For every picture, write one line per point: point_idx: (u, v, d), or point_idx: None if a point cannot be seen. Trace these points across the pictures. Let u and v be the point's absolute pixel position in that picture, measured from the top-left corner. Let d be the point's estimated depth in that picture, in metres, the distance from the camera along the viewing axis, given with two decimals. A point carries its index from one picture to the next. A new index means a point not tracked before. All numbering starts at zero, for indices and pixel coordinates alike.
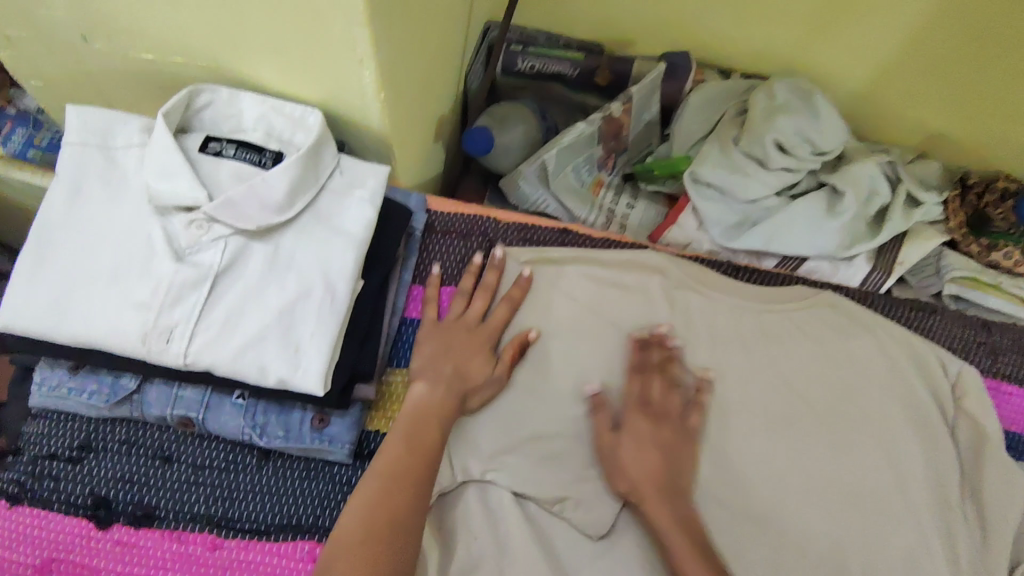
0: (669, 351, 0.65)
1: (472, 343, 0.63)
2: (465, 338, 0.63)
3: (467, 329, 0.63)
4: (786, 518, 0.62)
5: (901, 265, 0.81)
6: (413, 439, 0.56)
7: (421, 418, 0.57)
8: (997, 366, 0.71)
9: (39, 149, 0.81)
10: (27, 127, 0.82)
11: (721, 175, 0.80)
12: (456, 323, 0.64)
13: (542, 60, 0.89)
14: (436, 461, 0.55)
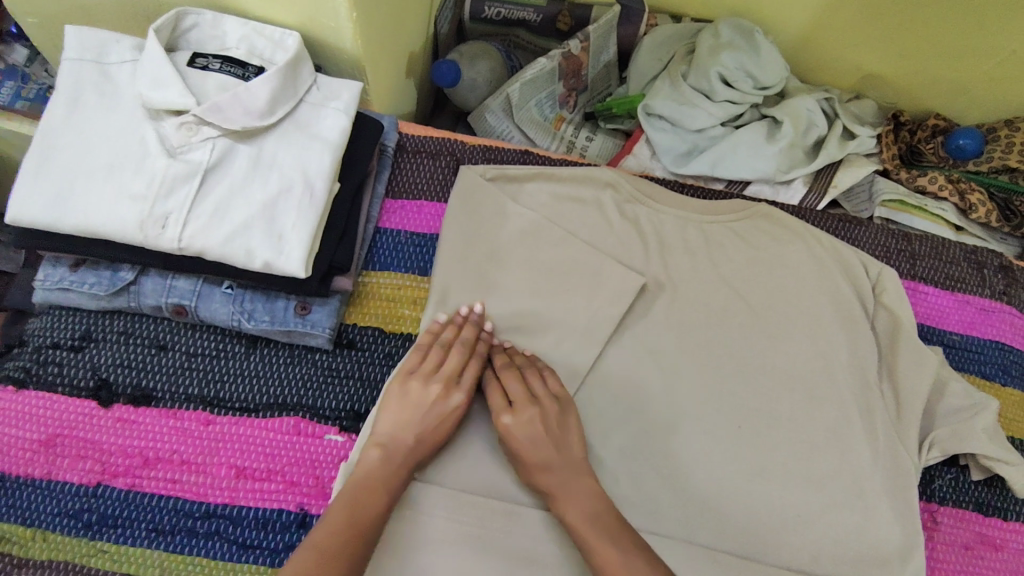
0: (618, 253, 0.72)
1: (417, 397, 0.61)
2: (427, 399, 0.61)
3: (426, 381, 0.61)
4: (724, 396, 0.70)
5: (834, 188, 0.89)
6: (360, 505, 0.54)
7: (370, 484, 0.56)
8: (915, 270, 0.79)
9: (28, 100, 0.86)
10: (15, 80, 0.88)
11: (671, 107, 0.88)
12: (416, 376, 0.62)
13: (507, 6, 0.96)
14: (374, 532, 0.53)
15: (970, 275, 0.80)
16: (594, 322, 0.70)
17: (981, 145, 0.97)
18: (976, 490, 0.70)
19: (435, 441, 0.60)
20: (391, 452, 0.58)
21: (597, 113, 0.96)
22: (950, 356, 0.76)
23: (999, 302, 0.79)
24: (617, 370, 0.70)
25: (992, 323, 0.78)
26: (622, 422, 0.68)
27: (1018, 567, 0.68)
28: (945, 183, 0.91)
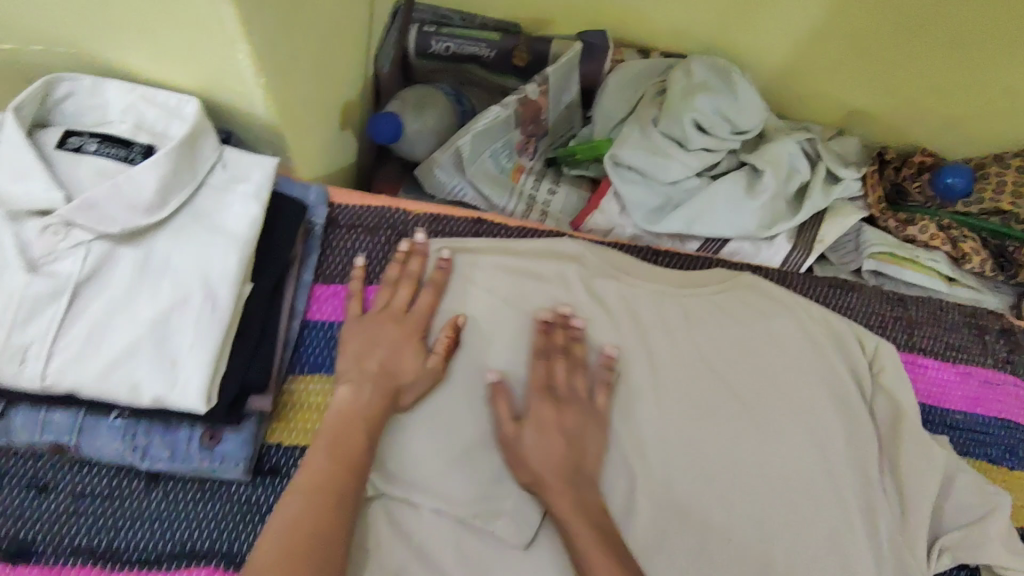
0: (572, 332, 0.63)
1: (382, 330, 0.60)
2: (395, 332, 0.60)
3: (393, 321, 0.60)
4: (709, 503, 0.61)
5: (820, 244, 0.81)
6: (341, 445, 0.53)
7: (342, 418, 0.55)
8: (913, 340, 0.72)
9: None
10: None
11: (640, 157, 0.79)
12: (382, 315, 0.61)
13: (456, 41, 0.86)
14: (362, 469, 0.53)
15: (972, 342, 0.73)
16: None
17: (971, 184, 0.89)
18: None
19: (410, 368, 0.58)
20: (360, 381, 0.57)
21: (560, 160, 0.86)
22: (954, 440, 0.69)
23: (1003, 373, 0.72)
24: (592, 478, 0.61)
25: (998, 399, 0.70)
26: None
27: None
28: (936, 232, 0.84)
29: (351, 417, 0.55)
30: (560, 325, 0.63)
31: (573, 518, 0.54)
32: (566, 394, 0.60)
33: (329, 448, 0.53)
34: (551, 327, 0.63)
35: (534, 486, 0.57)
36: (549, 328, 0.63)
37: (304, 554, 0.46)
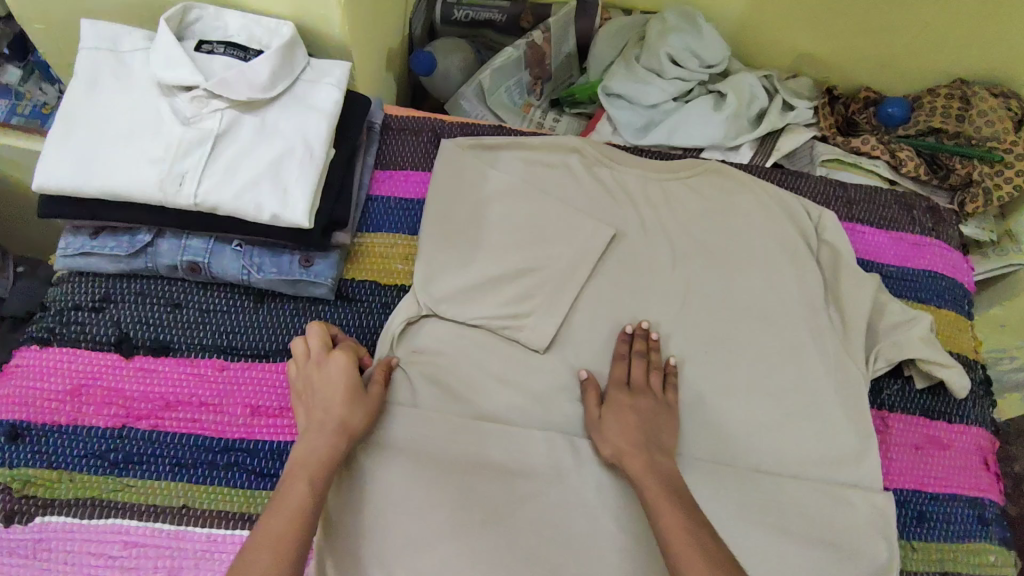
0: (647, 340, 0.75)
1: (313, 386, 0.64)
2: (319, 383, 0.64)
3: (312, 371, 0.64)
4: (686, 325, 0.78)
5: (777, 151, 1.00)
6: (283, 505, 0.55)
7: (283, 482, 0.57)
8: (852, 213, 0.89)
9: (24, 115, 0.93)
10: (9, 98, 0.94)
11: (627, 87, 0.98)
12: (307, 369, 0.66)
13: (474, 9, 1.07)
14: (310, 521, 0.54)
15: (901, 215, 0.89)
16: (572, 266, 0.79)
17: (907, 114, 1.10)
18: (922, 398, 0.78)
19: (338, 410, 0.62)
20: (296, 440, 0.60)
21: (561, 101, 1.07)
22: (889, 285, 0.85)
23: (928, 237, 0.88)
24: (595, 311, 0.78)
25: (924, 256, 0.87)
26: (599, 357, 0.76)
27: (963, 463, 0.76)
28: (876, 144, 1.02)
29: (292, 476, 0.57)
30: (639, 335, 0.75)
31: (646, 481, 0.62)
32: (643, 388, 0.71)
33: (275, 506, 0.55)
34: (632, 338, 0.75)
35: (617, 457, 0.66)
36: (631, 337, 0.75)
37: None
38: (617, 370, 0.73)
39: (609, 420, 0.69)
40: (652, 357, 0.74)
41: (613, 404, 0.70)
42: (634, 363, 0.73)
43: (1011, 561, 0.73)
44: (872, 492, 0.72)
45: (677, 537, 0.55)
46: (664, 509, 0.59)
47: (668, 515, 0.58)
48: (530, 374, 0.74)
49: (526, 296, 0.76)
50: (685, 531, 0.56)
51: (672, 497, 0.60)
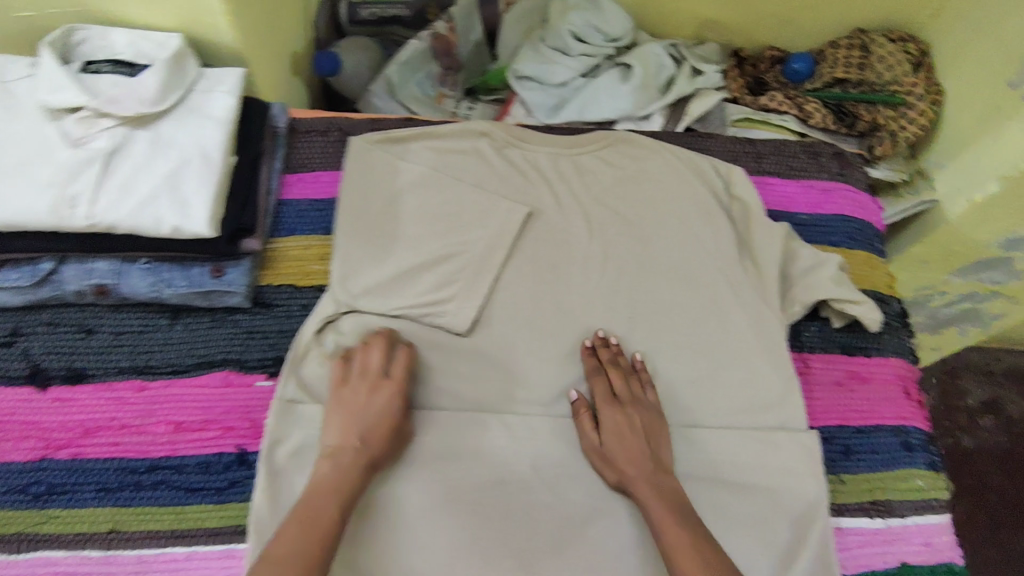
0: (613, 348, 0.76)
1: (346, 400, 0.66)
2: (360, 402, 0.66)
3: (371, 388, 0.66)
4: (609, 295, 0.80)
5: (687, 116, 1.02)
6: (318, 523, 0.57)
7: (316, 499, 0.59)
8: (762, 166, 0.91)
9: None
10: None
11: (535, 68, 0.99)
12: (361, 380, 0.68)
13: (378, 6, 1.08)
14: (334, 543, 0.57)
15: (810, 164, 0.92)
16: (489, 248, 0.80)
17: (812, 70, 1.14)
18: (840, 337, 0.81)
19: (376, 446, 0.65)
20: (337, 457, 0.63)
21: (476, 89, 1.08)
22: (802, 233, 0.87)
23: (836, 182, 0.91)
24: (516, 291, 0.79)
25: (834, 201, 0.90)
26: (525, 337, 0.77)
27: (884, 394, 0.79)
28: (783, 100, 1.05)
29: (321, 494, 0.60)
30: (602, 345, 0.76)
31: (657, 505, 0.64)
32: (628, 397, 0.72)
33: (302, 521, 0.57)
34: (595, 350, 0.76)
35: (623, 480, 0.68)
36: (593, 350, 0.76)
37: None
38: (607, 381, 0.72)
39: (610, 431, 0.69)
40: (623, 362, 0.74)
41: (606, 419, 0.70)
42: (610, 372, 0.73)
43: (939, 481, 0.76)
44: (798, 432, 0.74)
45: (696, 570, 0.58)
46: (671, 534, 0.61)
47: (687, 545, 0.60)
48: (459, 358, 0.75)
49: (447, 282, 0.77)
50: (698, 559, 0.58)
51: (662, 503, 0.64)
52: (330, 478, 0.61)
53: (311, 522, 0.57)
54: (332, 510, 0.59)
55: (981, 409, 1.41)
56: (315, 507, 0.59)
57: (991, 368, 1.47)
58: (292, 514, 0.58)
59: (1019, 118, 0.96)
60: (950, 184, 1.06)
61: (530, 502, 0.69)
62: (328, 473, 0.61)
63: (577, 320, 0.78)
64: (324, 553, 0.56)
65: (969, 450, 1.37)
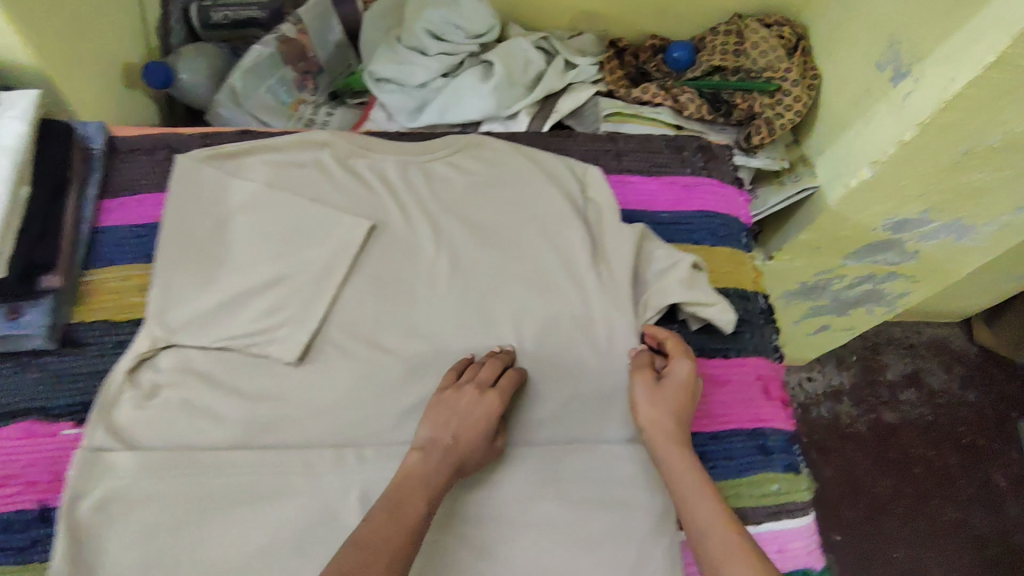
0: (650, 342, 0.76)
1: (465, 406, 0.67)
2: (480, 406, 0.67)
3: (475, 393, 0.68)
4: (458, 310, 0.76)
5: (555, 113, 1.01)
6: (400, 513, 0.58)
7: (403, 493, 0.60)
8: (622, 164, 0.89)
9: None
10: None
11: (392, 70, 0.94)
12: (469, 387, 0.68)
13: (232, 8, 1.01)
14: (411, 542, 0.57)
15: (673, 159, 0.90)
16: (327, 267, 0.75)
17: (692, 57, 1.11)
18: (699, 340, 0.80)
19: (476, 450, 0.66)
20: (429, 451, 0.64)
21: (341, 93, 1.02)
22: (662, 231, 0.85)
23: (701, 177, 0.89)
24: (356, 313, 0.74)
25: (697, 197, 0.88)
26: (366, 361, 0.72)
27: (743, 396, 0.78)
28: (655, 91, 1.03)
29: (413, 487, 0.61)
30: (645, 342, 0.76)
31: (695, 498, 0.63)
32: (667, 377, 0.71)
33: (388, 510, 0.58)
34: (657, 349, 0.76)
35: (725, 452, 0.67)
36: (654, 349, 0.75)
37: None
38: (680, 365, 0.71)
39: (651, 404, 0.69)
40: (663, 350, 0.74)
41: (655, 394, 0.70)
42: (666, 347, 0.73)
43: (793, 482, 0.77)
44: (645, 442, 0.73)
45: (738, 566, 0.56)
46: (711, 533, 0.59)
47: (729, 542, 0.58)
48: (293, 392, 0.70)
49: (281, 307, 0.73)
50: (731, 551, 0.57)
51: (701, 491, 0.63)
52: (431, 478, 0.62)
53: (377, 531, 0.56)
54: (419, 502, 0.60)
55: (902, 375, 1.70)
56: (392, 516, 0.58)
57: (911, 340, 1.75)
58: (382, 501, 0.59)
59: (885, 103, 0.92)
60: (831, 169, 1.03)
61: (530, 498, 0.70)
62: (438, 483, 0.62)
63: (423, 339, 0.74)
64: (407, 548, 0.56)
65: (860, 425, 1.63)
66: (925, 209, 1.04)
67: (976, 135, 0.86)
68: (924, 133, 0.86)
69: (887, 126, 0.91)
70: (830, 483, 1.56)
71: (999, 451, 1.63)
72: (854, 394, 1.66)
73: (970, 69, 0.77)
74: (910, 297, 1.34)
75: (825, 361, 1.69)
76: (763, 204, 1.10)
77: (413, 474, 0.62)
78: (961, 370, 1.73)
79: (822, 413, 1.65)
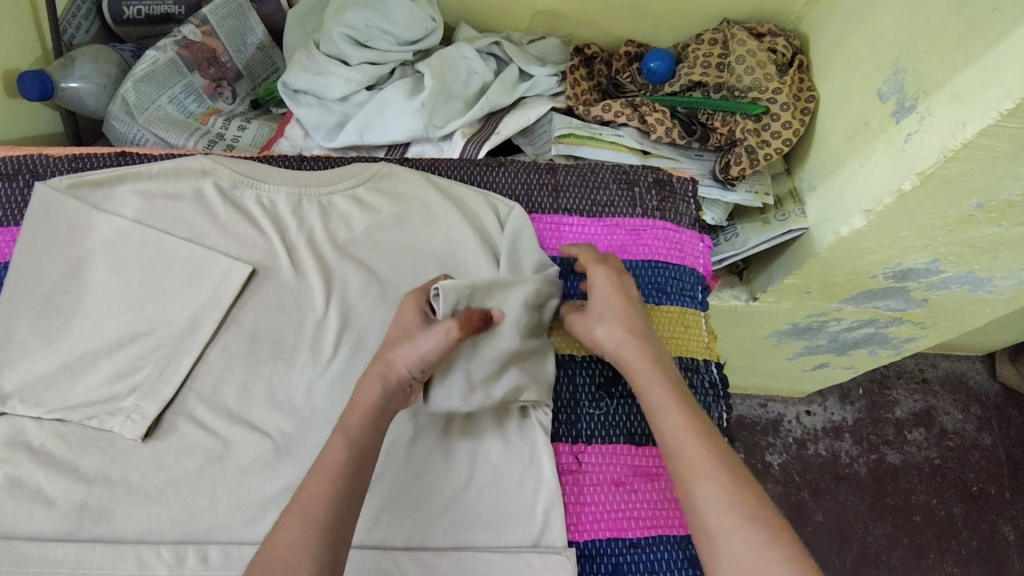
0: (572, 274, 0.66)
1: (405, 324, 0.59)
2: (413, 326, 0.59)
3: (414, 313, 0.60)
4: (341, 376, 0.65)
5: (497, 135, 0.86)
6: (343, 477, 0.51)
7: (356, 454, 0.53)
8: (558, 202, 0.76)
9: None
10: None
11: (306, 81, 0.82)
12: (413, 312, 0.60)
13: (145, 3, 0.89)
14: (342, 508, 0.50)
15: (620, 196, 0.77)
16: (192, 320, 0.65)
17: (673, 68, 0.96)
18: (627, 422, 0.68)
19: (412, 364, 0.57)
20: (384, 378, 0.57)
21: (263, 101, 0.91)
22: None
23: (651, 219, 0.76)
24: (220, 376, 0.64)
25: (644, 244, 0.75)
26: (225, 437, 0.62)
27: (673, 494, 0.65)
28: (619, 109, 0.89)
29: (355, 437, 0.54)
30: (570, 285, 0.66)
31: (682, 428, 0.55)
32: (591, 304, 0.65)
33: (328, 473, 0.51)
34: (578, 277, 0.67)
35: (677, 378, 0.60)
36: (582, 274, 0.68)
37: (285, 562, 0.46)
38: (597, 278, 0.65)
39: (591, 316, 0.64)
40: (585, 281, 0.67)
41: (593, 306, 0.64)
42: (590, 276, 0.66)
43: None
44: (551, 549, 0.60)
45: (707, 480, 0.52)
46: (703, 483, 0.52)
47: (698, 446, 0.54)
48: (139, 471, 0.60)
49: (136, 367, 0.64)
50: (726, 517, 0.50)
51: (689, 426, 0.55)
52: (355, 431, 0.54)
53: (300, 544, 0.47)
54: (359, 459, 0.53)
55: (911, 413, 1.45)
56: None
57: (925, 374, 1.50)
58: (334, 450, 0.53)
59: (884, 138, 0.77)
60: (821, 210, 0.88)
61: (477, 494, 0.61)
62: (333, 486, 0.51)
63: (298, 412, 0.63)
64: (343, 516, 0.50)
65: (860, 466, 1.39)
66: (932, 260, 0.88)
67: (988, 187, 0.72)
68: (924, 184, 0.71)
69: (885, 170, 0.76)
70: (818, 530, 1.32)
71: (1016, 505, 1.37)
72: (855, 432, 1.42)
73: (983, 115, 0.63)
74: (917, 343, 1.18)
75: (824, 394, 1.46)
76: (741, 243, 0.95)
77: (309, 497, 0.50)
78: (978, 412, 1.47)
79: (817, 450, 1.40)
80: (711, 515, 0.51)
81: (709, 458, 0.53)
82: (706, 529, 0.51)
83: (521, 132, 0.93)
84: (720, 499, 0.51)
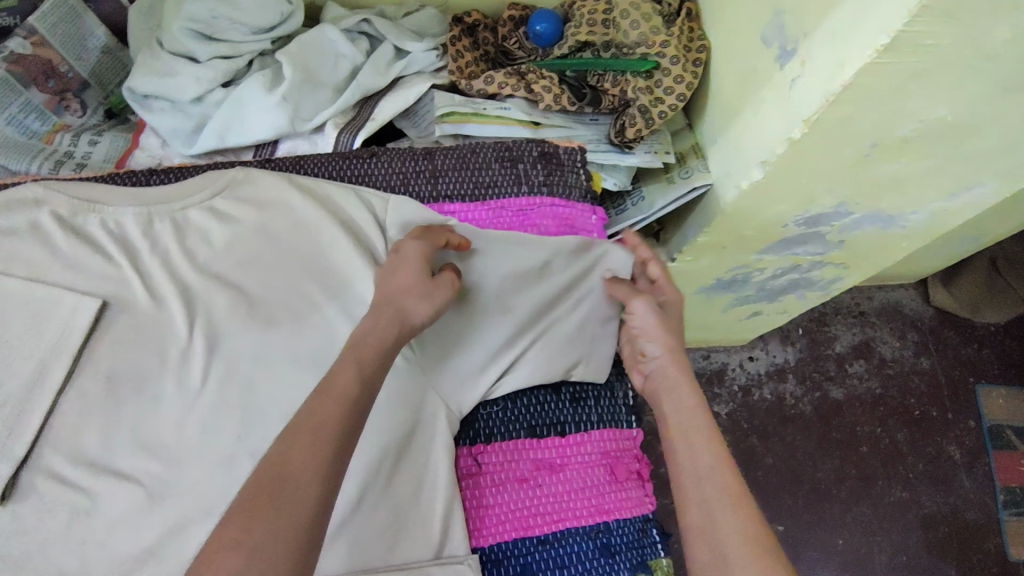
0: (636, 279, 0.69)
1: (405, 275, 0.58)
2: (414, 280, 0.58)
3: (423, 266, 0.59)
4: (215, 407, 0.60)
5: (371, 121, 0.80)
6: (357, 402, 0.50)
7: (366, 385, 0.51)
8: (436, 189, 0.72)
9: None
10: None
11: (152, 84, 0.75)
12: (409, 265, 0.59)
13: None
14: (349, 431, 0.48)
15: (503, 176, 0.73)
16: (40, 368, 0.59)
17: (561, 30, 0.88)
18: (527, 415, 0.65)
19: (421, 313, 0.57)
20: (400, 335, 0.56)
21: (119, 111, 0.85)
22: None
23: (539, 195, 0.73)
24: (79, 424, 0.59)
25: (532, 224, 0.72)
26: (91, 490, 0.57)
27: (579, 483, 0.64)
28: (503, 80, 0.83)
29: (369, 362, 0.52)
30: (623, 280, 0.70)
31: (711, 457, 0.54)
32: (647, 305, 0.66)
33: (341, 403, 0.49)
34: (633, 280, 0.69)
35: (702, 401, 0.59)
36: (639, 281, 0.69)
37: (276, 490, 0.44)
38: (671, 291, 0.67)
39: (655, 323, 0.63)
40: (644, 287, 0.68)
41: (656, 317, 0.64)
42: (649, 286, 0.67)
43: None
44: (452, 560, 0.58)
45: (734, 510, 0.51)
46: (720, 515, 0.51)
47: (720, 472, 0.53)
48: None
49: None
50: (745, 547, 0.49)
51: (714, 454, 0.54)
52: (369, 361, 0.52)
53: (302, 465, 0.45)
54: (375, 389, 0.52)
55: (851, 347, 1.46)
56: (283, 491, 0.44)
57: (861, 307, 1.50)
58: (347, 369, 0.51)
59: (771, 85, 0.74)
60: (721, 164, 0.85)
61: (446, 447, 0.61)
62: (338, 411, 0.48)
63: (170, 452, 0.59)
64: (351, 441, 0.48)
65: (806, 406, 1.40)
66: (840, 203, 0.86)
67: (882, 126, 0.69)
68: (813, 130, 0.68)
69: (775, 118, 0.73)
70: (770, 473, 1.33)
71: (954, 424, 1.41)
72: (798, 372, 1.43)
73: (859, 53, 0.60)
74: (843, 282, 1.17)
75: (766, 338, 1.45)
76: (648, 207, 0.92)
77: (315, 418, 0.48)
78: (916, 337, 1.49)
79: (762, 395, 1.40)
80: (729, 542, 0.49)
81: (742, 494, 0.52)
82: (720, 552, 0.49)
83: (403, 114, 0.87)
84: (744, 530, 0.50)
